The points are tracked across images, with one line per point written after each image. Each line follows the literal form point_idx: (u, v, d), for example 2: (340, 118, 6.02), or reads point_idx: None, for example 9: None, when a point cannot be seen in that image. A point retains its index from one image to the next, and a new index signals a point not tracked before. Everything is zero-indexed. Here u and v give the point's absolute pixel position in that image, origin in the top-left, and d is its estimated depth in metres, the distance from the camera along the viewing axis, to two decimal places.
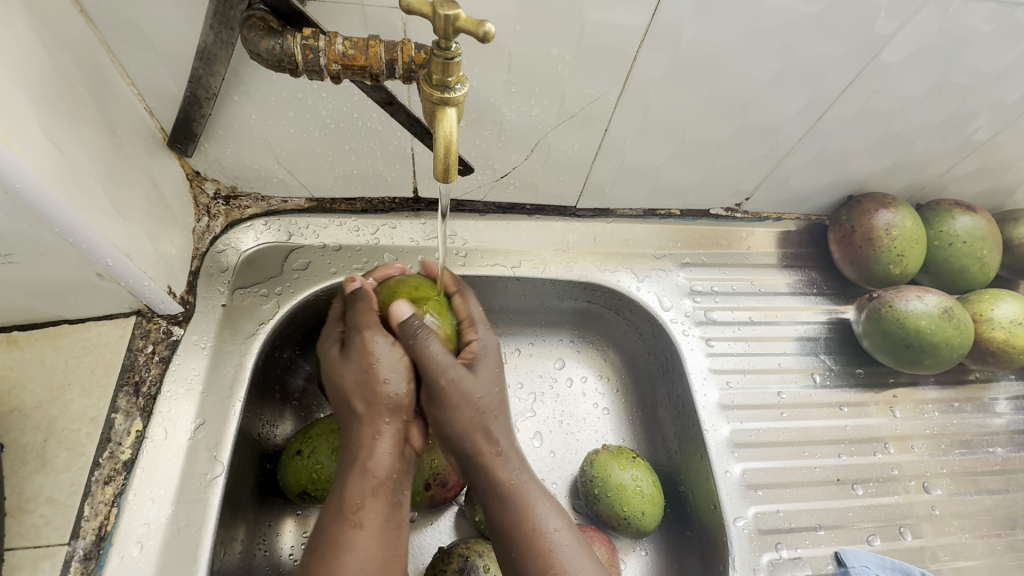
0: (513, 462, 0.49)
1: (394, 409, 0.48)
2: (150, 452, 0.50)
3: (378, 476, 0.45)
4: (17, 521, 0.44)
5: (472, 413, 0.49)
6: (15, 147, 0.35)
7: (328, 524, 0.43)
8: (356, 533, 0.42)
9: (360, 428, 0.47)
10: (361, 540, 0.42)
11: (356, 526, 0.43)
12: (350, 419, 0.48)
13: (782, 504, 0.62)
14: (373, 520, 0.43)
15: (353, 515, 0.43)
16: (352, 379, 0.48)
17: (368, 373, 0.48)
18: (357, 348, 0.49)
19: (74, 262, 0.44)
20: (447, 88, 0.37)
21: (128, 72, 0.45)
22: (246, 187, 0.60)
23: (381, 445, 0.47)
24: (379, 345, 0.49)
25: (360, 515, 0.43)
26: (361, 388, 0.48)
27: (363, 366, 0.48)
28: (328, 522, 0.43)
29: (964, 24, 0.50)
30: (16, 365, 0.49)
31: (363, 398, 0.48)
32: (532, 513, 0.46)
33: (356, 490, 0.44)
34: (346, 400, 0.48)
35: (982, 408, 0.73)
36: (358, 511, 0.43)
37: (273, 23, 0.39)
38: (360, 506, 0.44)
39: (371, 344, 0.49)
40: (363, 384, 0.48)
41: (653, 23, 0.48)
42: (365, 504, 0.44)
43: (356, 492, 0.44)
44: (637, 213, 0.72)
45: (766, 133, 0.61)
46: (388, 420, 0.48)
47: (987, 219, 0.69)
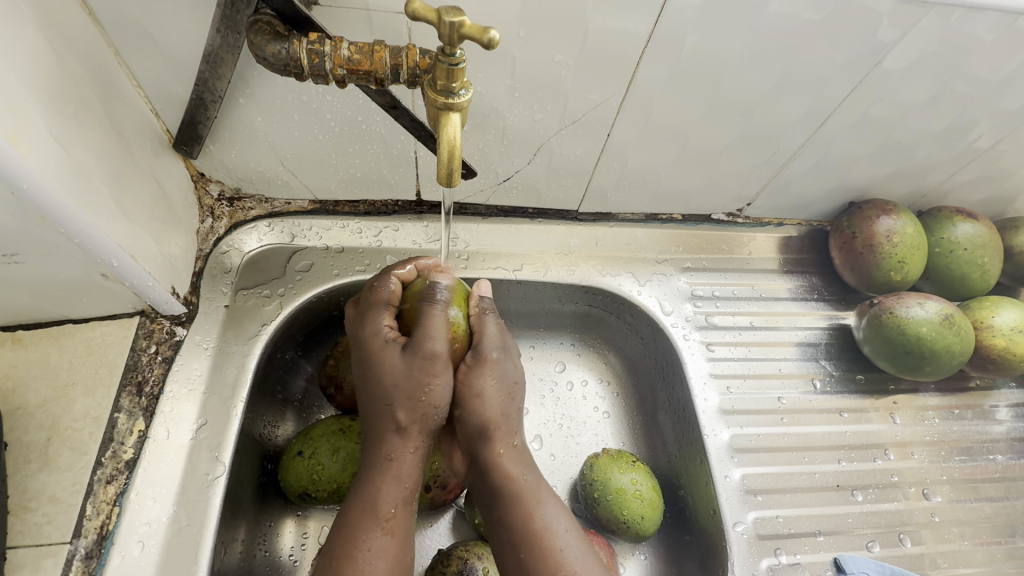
0: (523, 460, 0.50)
1: (432, 427, 0.49)
2: (152, 451, 0.50)
3: (410, 487, 0.47)
4: (20, 519, 0.44)
5: (502, 396, 0.51)
6: (23, 149, 0.36)
7: (359, 533, 0.43)
8: (387, 541, 0.44)
9: (394, 439, 0.47)
10: (390, 547, 0.43)
11: (385, 533, 0.44)
12: (388, 428, 0.47)
13: (782, 510, 0.62)
14: (401, 528, 0.45)
15: (384, 523, 0.44)
16: (405, 389, 0.47)
17: (423, 389, 0.47)
18: (422, 362, 0.47)
19: (79, 262, 0.44)
20: (451, 93, 0.37)
21: (135, 75, 0.46)
22: (250, 189, 0.60)
23: (416, 457, 0.48)
24: (443, 362, 0.48)
25: (392, 523, 0.44)
26: (410, 400, 0.47)
27: (422, 380, 0.47)
28: (358, 529, 0.44)
29: (966, 33, 0.50)
30: (20, 364, 0.49)
31: (409, 411, 0.47)
32: (540, 512, 0.46)
33: (388, 500, 0.45)
34: (389, 408, 0.47)
35: (983, 416, 0.73)
36: (388, 520, 0.44)
37: (279, 27, 0.40)
38: (392, 515, 0.45)
39: (439, 361, 0.47)
40: (416, 397, 0.47)
41: (656, 29, 0.48)
42: (395, 512, 0.45)
43: (388, 501, 0.45)
44: (639, 217, 0.72)
45: (768, 139, 0.61)
46: (425, 436, 0.48)
47: (988, 227, 0.69)
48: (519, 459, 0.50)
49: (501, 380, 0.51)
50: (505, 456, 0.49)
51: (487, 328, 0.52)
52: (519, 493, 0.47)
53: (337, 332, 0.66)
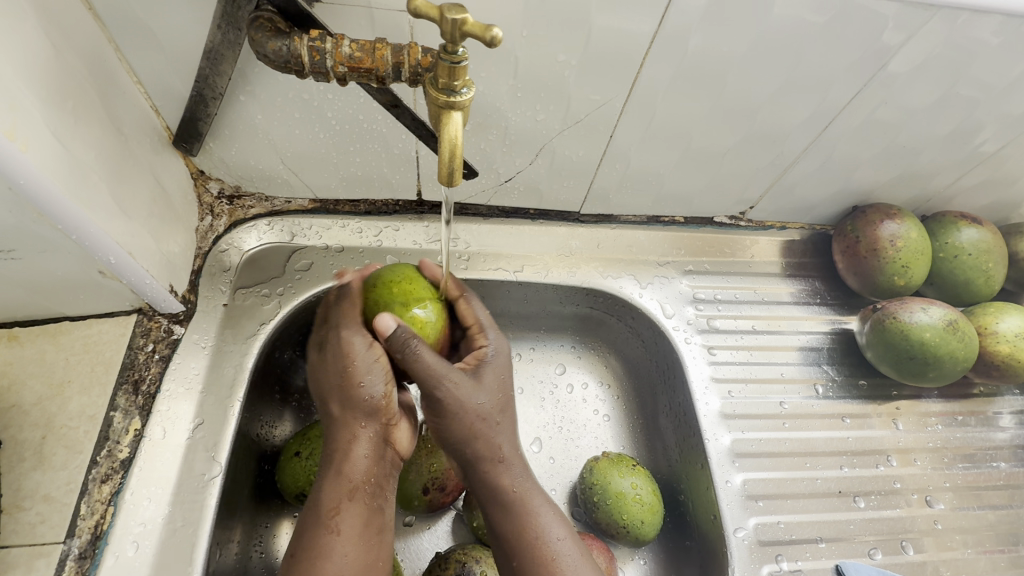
0: (516, 469, 0.48)
1: (370, 413, 0.47)
2: (148, 451, 0.49)
3: (355, 480, 0.45)
4: (13, 518, 0.43)
5: (468, 424, 0.47)
6: (21, 144, 0.35)
7: (307, 531, 0.43)
8: (332, 539, 0.42)
9: (337, 431, 0.47)
10: (338, 546, 0.42)
11: (330, 531, 0.43)
12: (327, 421, 0.48)
13: (783, 516, 0.62)
14: (349, 527, 0.43)
15: (329, 520, 0.43)
16: (330, 380, 0.48)
17: (347, 374, 0.47)
18: (334, 350, 0.48)
19: (76, 259, 0.44)
20: (452, 92, 0.36)
21: (134, 71, 0.46)
22: (250, 187, 0.60)
23: (358, 449, 0.46)
24: (358, 346, 0.48)
25: (337, 520, 0.43)
26: (341, 391, 0.47)
27: (339, 364, 0.47)
28: (307, 528, 0.43)
29: (972, 36, 0.50)
30: (16, 362, 0.49)
31: (342, 399, 0.47)
32: (537, 521, 0.46)
33: (331, 496, 0.44)
34: (326, 400, 0.48)
35: (986, 422, 0.73)
36: (333, 515, 0.43)
37: (280, 23, 0.39)
38: (337, 512, 0.43)
39: (353, 343, 0.48)
40: (342, 385, 0.47)
41: (660, 30, 0.48)
42: (340, 508, 0.44)
43: (331, 497, 0.44)
44: (641, 219, 0.72)
45: (772, 141, 0.60)
46: (364, 424, 0.47)
47: (993, 232, 0.69)
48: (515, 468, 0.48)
49: (463, 405, 0.47)
50: (501, 467, 0.48)
51: (423, 365, 0.46)
52: (516, 501, 0.47)
53: None
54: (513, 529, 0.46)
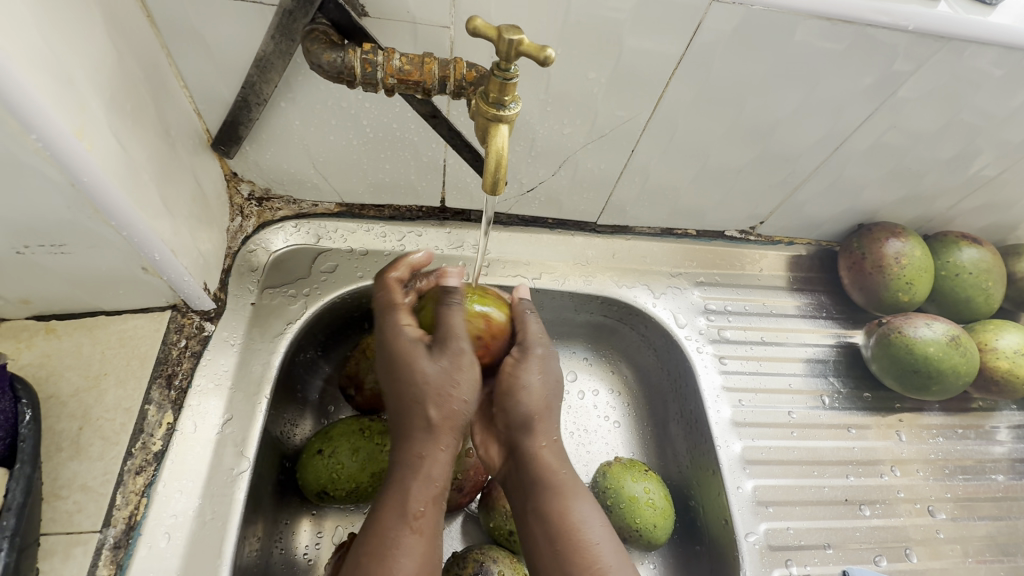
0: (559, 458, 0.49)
1: (463, 425, 0.47)
2: (178, 444, 0.50)
3: (439, 486, 0.45)
4: (51, 506, 0.45)
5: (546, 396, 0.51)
6: (87, 143, 0.37)
7: (390, 528, 0.42)
8: (414, 538, 0.42)
9: (425, 436, 0.46)
10: (420, 548, 0.41)
11: (414, 531, 0.42)
12: (416, 425, 0.46)
13: (791, 522, 0.63)
14: (429, 527, 0.43)
15: (412, 521, 0.42)
16: (434, 385, 0.46)
17: (451, 384, 0.46)
18: (446, 353, 0.47)
19: (123, 254, 0.45)
20: (501, 106, 0.39)
21: (182, 75, 0.47)
22: (279, 189, 0.61)
23: (446, 456, 0.46)
24: (468, 357, 0.48)
25: (421, 522, 0.42)
26: (438, 398, 0.46)
27: (449, 376, 0.46)
28: (389, 525, 0.42)
29: (975, 68, 0.53)
30: (54, 354, 0.50)
31: (438, 408, 0.46)
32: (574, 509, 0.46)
33: (419, 498, 0.43)
34: (417, 405, 0.46)
35: (984, 436, 0.75)
36: (418, 518, 0.43)
37: (334, 36, 0.42)
38: (421, 513, 0.43)
39: (464, 357, 0.48)
40: (443, 393, 0.46)
41: (685, 53, 0.50)
42: (424, 511, 0.43)
43: (418, 499, 0.43)
44: (655, 231, 0.74)
45: (786, 160, 0.63)
46: (455, 435, 0.46)
47: (992, 253, 0.72)
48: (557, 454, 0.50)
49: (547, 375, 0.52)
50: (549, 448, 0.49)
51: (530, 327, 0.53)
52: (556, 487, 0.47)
53: (356, 334, 0.67)
54: (550, 510, 0.46)
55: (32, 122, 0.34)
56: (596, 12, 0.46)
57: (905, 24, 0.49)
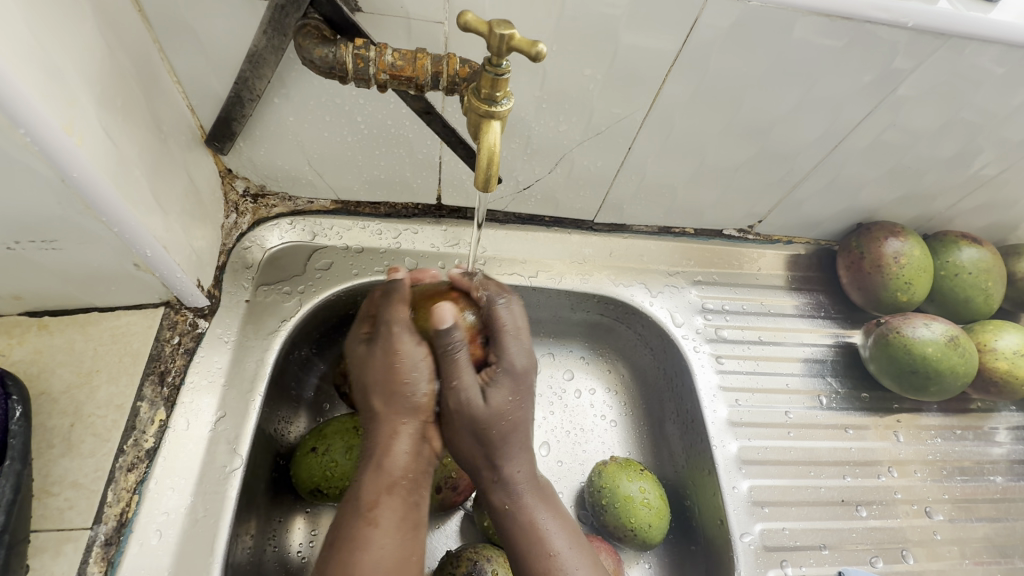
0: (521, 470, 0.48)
1: (412, 409, 0.47)
2: (171, 442, 0.50)
3: (393, 475, 0.44)
4: (42, 503, 0.45)
5: (514, 403, 0.48)
6: (77, 138, 0.37)
7: (346, 521, 0.42)
8: (370, 529, 0.42)
9: (378, 427, 0.47)
10: (376, 537, 0.41)
11: (370, 523, 0.42)
12: (372, 419, 0.48)
13: (787, 522, 0.63)
14: (388, 520, 0.42)
15: (366, 512, 0.43)
16: (376, 376, 0.48)
17: (392, 372, 0.47)
18: (384, 344, 0.48)
19: (115, 250, 0.45)
20: (493, 102, 0.38)
21: (175, 70, 0.47)
22: (274, 186, 0.61)
23: (400, 445, 0.46)
24: (406, 342, 0.47)
25: (375, 512, 0.43)
26: (384, 389, 0.47)
27: (388, 363, 0.47)
28: (347, 519, 0.43)
29: (975, 65, 0.52)
30: (46, 350, 0.50)
31: (384, 397, 0.47)
32: (539, 525, 0.47)
33: (371, 488, 0.44)
34: (366, 398, 0.48)
35: (983, 437, 0.75)
36: (372, 508, 0.43)
37: (326, 32, 0.42)
38: (375, 504, 0.43)
39: (405, 343, 0.47)
40: (386, 381, 0.47)
41: (682, 50, 0.50)
42: (378, 501, 0.43)
43: (371, 489, 0.44)
44: (653, 230, 0.74)
45: (784, 158, 0.62)
46: (405, 419, 0.46)
47: (992, 253, 0.71)
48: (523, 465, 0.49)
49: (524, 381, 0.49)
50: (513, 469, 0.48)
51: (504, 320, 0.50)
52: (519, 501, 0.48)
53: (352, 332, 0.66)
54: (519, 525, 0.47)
55: (19, 116, 0.33)
56: (592, 8, 0.46)
57: (904, 21, 0.48)
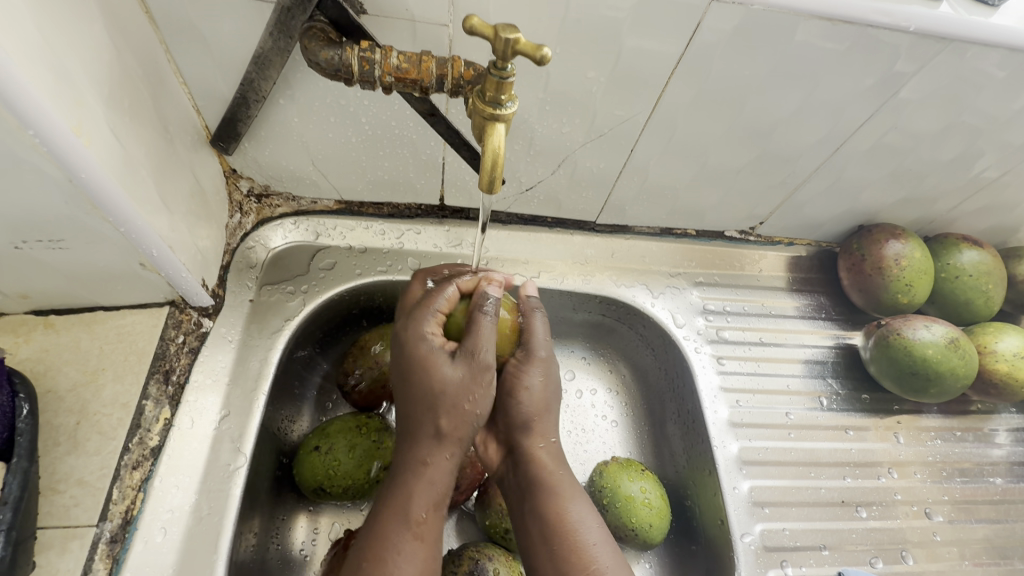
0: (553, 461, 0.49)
1: (471, 436, 0.46)
2: (175, 440, 0.51)
3: (440, 493, 0.45)
4: (48, 501, 0.45)
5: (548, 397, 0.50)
6: (84, 139, 0.37)
7: (391, 533, 0.42)
8: (416, 545, 0.42)
9: (432, 443, 0.45)
10: (421, 553, 0.42)
11: (416, 538, 0.42)
12: (426, 432, 0.45)
13: (788, 523, 0.63)
14: (431, 534, 0.43)
15: (414, 527, 0.42)
16: (452, 397, 0.44)
17: (468, 398, 0.45)
18: (470, 366, 0.45)
19: (121, 250, 0.45)
20: (498, 105, 0.39)
21: (181, 71, 0.47)
22: (278, 186, 0.61)
23: (449, 463, 0.45)
24: (490, 371, 0.45)
25: (423, 528, 0.43)
26: (453, 409, 0.44)
27: (467, 388, 0.45)
28: (391, 528, 0.42)
29: (977, 69, 0.53)
30: (52, 349, 0.50)
31: (451, 419, 0.44)
32: (570, 508, 0.46)
33: (421, 504, 0.43)
34: (431, 414, 0.45)
35: (983, 439, 0.75)
36: (420, 524, 0.43)
37: (331, 34, 0.42)
38: (423, 520, 0.43)
39: (487, 371, 0.45)
40: (459, 405, 0.44)
41: (685, 53, 0.50)
42: (426, 517, 0.43)
43: (421, 505, 0.43)
44: (654, 231, 0.74)
45: (786, 160, 0.63)
46: (462, 443, 0.46)
47: (993, 255, 0.71)
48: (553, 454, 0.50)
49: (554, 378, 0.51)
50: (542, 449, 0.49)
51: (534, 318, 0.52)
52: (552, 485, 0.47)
53: (355, 332, 0.67)
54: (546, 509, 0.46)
55: (28, 119, 0.34)
56: (595, 11, 0.46)
57: (906, 24, 0.48)
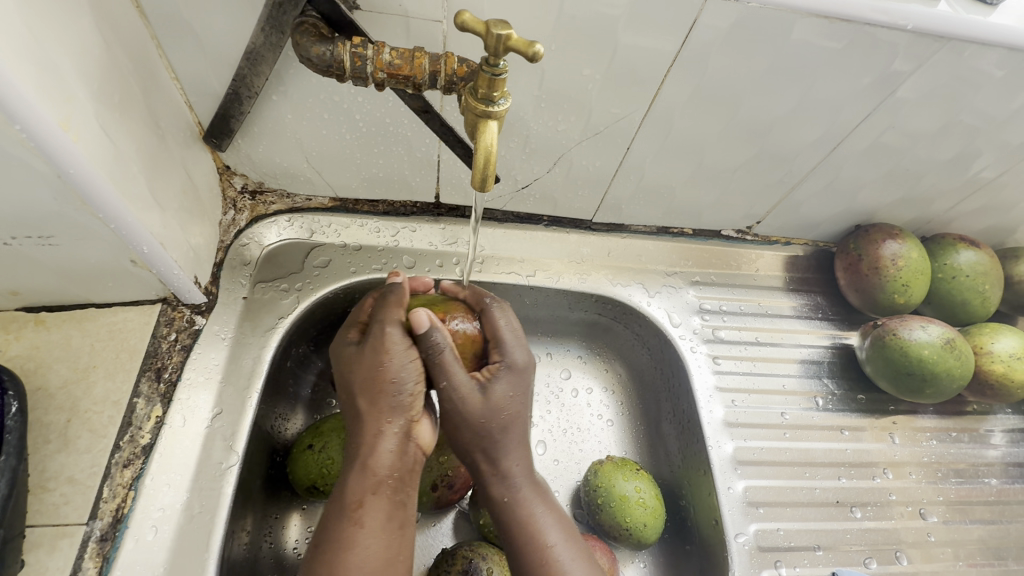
0: (514, 475, 0.48)
1: (398, 407, 0.46)
2: (167, 438, 0.50)
3: (379, 475, 0.43)
4: (38, 498, 0.45)
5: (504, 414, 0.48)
6: (73, 135, 0.37)
7: (330, 523, 0.42)
8: (357, 531, 0.41)
9: (362, 428, 0.45)
10: (362, 538, 0.41)
11: (357, 524, 0.41)
12: (354, 419, 0.46)
13: (782, 523, 0.63)
14: (373, 519, 0.42)
15: (352, 513, 0.42)
16: (364, 374, 0.46)
17: (378, 367, 0.46)
18: (373, 341, 0.47)
19: (112, 247, 0.45)
20: (490, 102, 0.38)
21: (173, 67, 0.47)
22: (272, 183, 0.61)
23: (385, 443, 0.44)
24: (395, 341, 0.47)
25: (360, 512, 0.42)
26: (370, 387, 0.46)
27: (377, 360, 0.46)
28: (330, 520, 0.42)
29: (974, 68, 0.52)
30: (43, 346, 0.50)
31: (369, 394, 0.46)
32: (536, 521, 0.47)
33: (355, 490, 0.43)
34: (352, 398, 0.47)
35: (979, 439, 0.75)
36: (357, 508, 0.42)
37: (323, 30, 0.41)
38: (360, 504, 0.42)
39: (393, 342, 0.46)
40: (374, 378, 0.46)
41: (682, 50, 0.50)
42: (364, 502, 0.42)
43: (355, 491, 0.43)
44: (651, 230, 0.74)
45: (782, 160, 0.62)
46: (390, 418, 0.45)
47: (990, 256, 0.71)
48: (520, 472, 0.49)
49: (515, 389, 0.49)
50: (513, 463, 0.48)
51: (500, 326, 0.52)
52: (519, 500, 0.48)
53: None
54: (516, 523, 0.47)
55: (15, 113, 0.33)
56: (591, 8, 0.46)
57: (903, 23, 0.48)
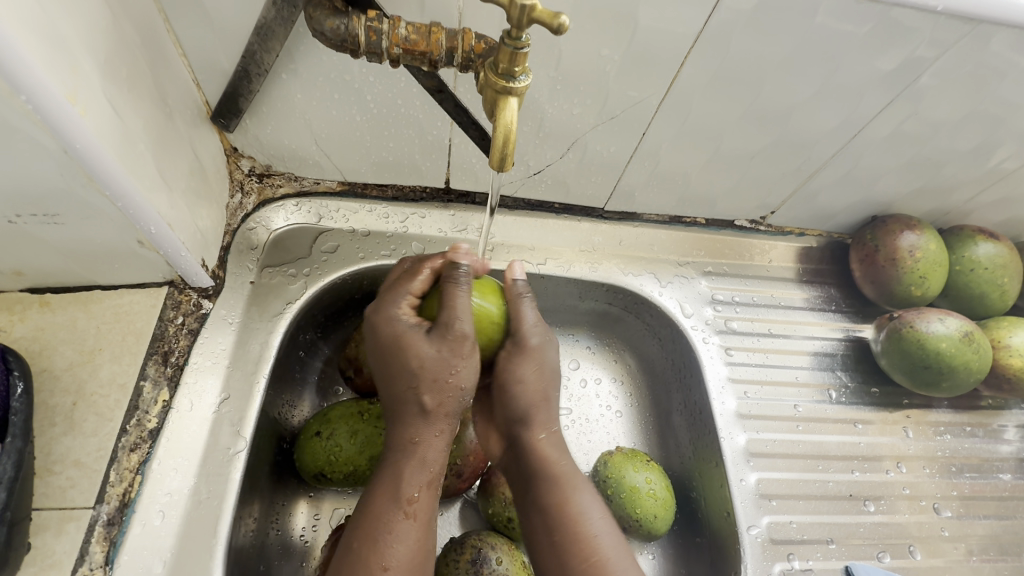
0: (555, 452, 0.49)
1: (457, 411, 0.47)
2: (174, 422, 0.50)
3: (432, 472, 0.45)
4: (43, 481, 0.44)
5: (545, 385, 0.51)
6: (80, 109, 0.36)
7: (382, 512, 0.42)
8: (407, 524, 0.42)
9: (421, 423, 0.45)
10: (411, 532, 0.42)
11: (408, 517, 0.43)
12: (410, 410, 0.46)
13: (795, 516, 0.63)
14: (423, 513, 0.43)
15: (406, 505, 0.43)
16: (431, 371, 0.45)
17: (449, 371, 0.45)
18: (444, 339, 0.46)
19: (118, 227, 0.44)
20: (511, 78, 0.37)
21: (180, 43, 0.46)
22: (280, 166, 0.60)
23: (440, 442, 0.46)
24: (467, 342, 0.46)
25: (414, 506, 0.43)
26: (435, 383, 0.45)
27: (447, 361, 0.45)
28: (381, 508, 0.43)
29: (1003, 54, 0.51)
30: (47, 328, 0.49)
31: (433, 394, 0.45)
32: (573, 500, 0.47)
33: (412, 484, 0.44)
34: (413, 390, 0.46)
35: (993, 435, 0.74)
36: (411, 502, 0.43)
37: (337, 2, 0.40)
38: (415, 499, 0.43)
39: (466, 345, 0.46)
40: (439, 379, 0.45)
41: (703, 31, 0.48)
42: (418, 496, 0.44)
43: (412, 484, 0.44)
44: (663, 219, 0.72)
45: (802, 147, 0.61)
46: (449, 420, 0.46)
47: (1009, 248, 0.70)
48: (556, 445, 0.50)
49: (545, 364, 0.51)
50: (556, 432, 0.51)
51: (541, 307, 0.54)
52: (556, 478, 0.48)
53: (357, 317, 0.66)
54: (549, 503, 0.47)
55: (19, 83, 0.32)
56: None
57: (934, 4, 0.46)
